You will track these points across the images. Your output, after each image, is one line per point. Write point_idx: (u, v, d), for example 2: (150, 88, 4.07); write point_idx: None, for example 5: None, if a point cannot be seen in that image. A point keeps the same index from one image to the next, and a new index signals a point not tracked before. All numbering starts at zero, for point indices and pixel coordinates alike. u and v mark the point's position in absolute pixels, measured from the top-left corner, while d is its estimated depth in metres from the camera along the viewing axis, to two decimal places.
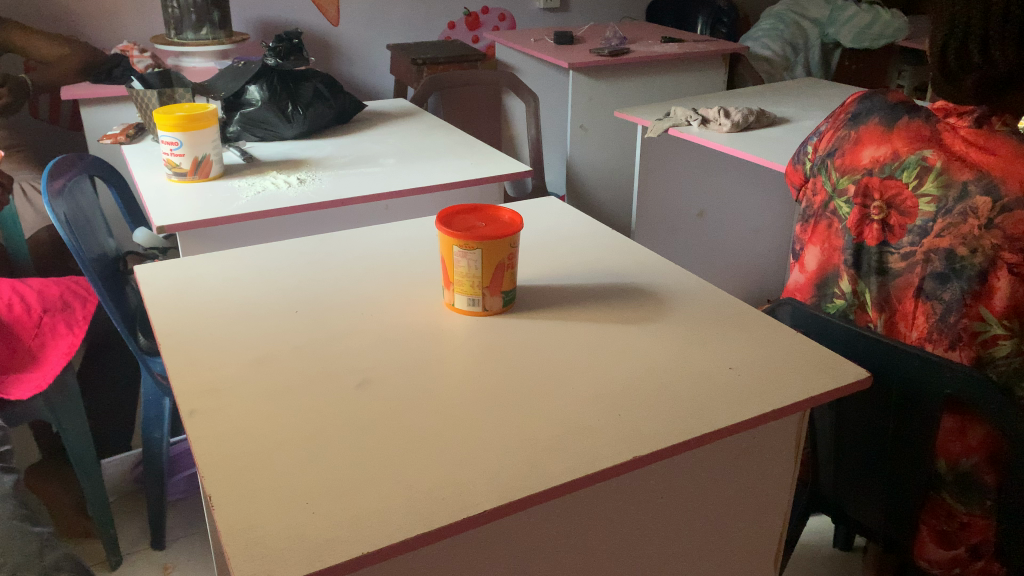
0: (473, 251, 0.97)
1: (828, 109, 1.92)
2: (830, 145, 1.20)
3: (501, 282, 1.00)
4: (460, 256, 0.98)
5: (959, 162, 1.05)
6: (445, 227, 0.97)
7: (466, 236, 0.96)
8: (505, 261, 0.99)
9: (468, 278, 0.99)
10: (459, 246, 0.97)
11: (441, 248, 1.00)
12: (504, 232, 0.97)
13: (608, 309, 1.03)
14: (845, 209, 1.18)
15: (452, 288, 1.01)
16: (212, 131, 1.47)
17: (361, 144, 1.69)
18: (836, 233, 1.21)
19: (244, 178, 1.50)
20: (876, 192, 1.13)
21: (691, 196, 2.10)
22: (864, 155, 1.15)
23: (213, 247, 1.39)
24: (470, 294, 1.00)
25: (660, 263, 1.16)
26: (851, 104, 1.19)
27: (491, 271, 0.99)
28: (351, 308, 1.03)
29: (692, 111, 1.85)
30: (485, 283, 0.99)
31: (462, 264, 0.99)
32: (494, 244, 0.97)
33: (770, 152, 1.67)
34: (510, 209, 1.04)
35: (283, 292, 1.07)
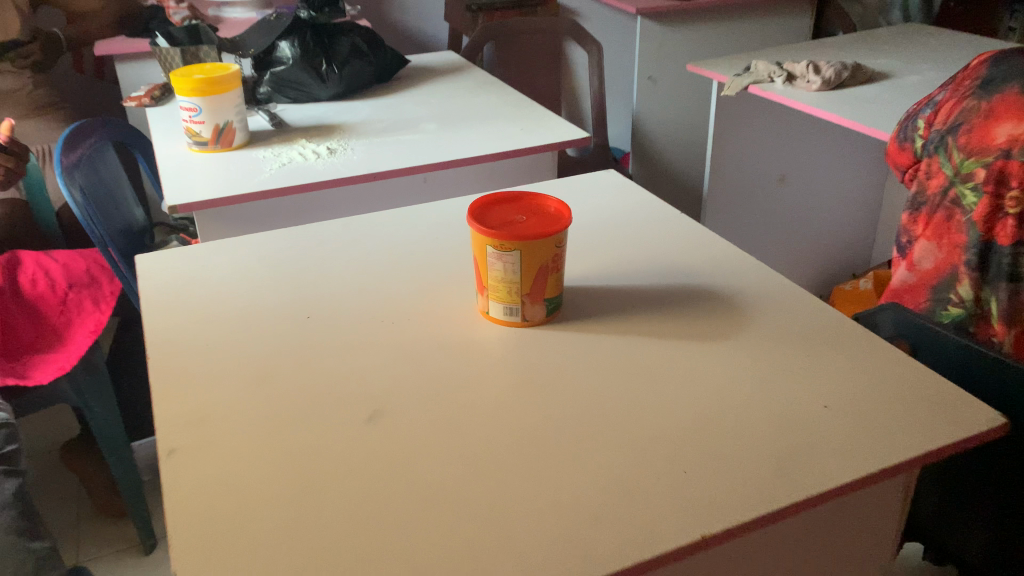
0: (509, 252, 0.81)
1: (936, 61, 1.67)
2: (952, 119, 0.98)
3: (545, 289, 0.84)
4: (494, 257, 0.83)
5: None
6: (477, 223, 0.82)
7: (501, 235, 0.80)
8: (548, 265, 0.83)
9: (505, 283, 0.83)
10: (493, 246, 0.82)
11: (474, 247, 0.84)
12: (546, 229, 0.81)
13: (673, 320, 0.86)
14: (971, 199, 0.97)
15: (485, 294, 0.86)
16: (235, 95, 1.33)
17: (402, 107, 1.54)
18: (957, 227, 1.00)
19: (270, 147, 1.36)
20: (1014, 179, 0.92)
21: (771, 162, 1.88)
22: (999, 133, 0.92)
23: (235, 231, 1.25)
24: (506, 302, 0.85)
25: (739, 258, 0.98)
26: (979, 68, 0.96)
27: (531, 276, 0.83)
28: (371, 314, 0.88)
29: (776, 66, 1.63)
30: (526, 288, 0.83)
31: (497, 267, 0.83)
32: (536, 245, 0.81)
33: (867, 114, 1.44)
34: (560, 201, 0.87)
35: (296, 290, 0.93)
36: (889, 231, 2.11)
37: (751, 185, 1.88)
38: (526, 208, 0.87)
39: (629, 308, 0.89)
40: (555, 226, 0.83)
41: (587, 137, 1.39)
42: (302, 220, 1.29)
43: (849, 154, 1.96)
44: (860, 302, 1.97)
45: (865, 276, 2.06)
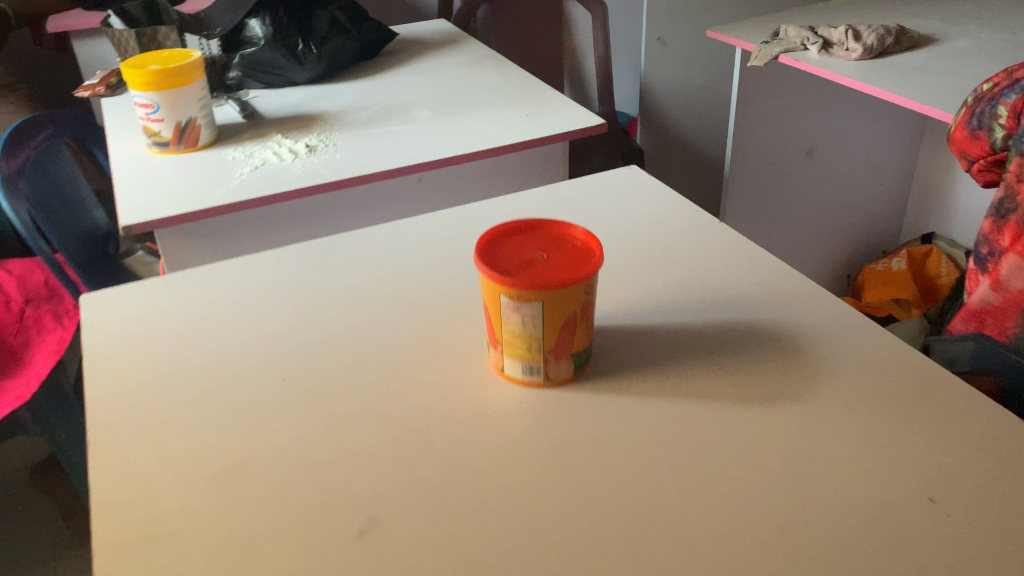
0: (529, 303, 0.66)
1: (986, 21, 1.49)
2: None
3: (573, 342, 0.69)
4: (509, 309, 0.67)
5: None
6: (488, 267, 0.67)
7: (520, 283, 0.65)
8: (576, 315, 0.68)
9: (524, 338, 0.68)
10: (508, 296, 0.66)
11: (484, 294, 0.69)
12: (575, 274, 0.65)
13: (727, 375, 0.71)
14: None
15: (500, 349, 0.71)
16: (197, 87, 1.15)
17: (391, 90, 1.36)
18: None
19: (241, 146, 1.19)
20: None
21: (798, 134, 1.71)
22: None
23: (205, 248, 1.09)
24: (526, 360, 0.70)
25: (794, 284, 0.82)
26: None
27: (556, 329, 0.68)
28: (361, 373, 0.73)
29: (809, 32, 1.45)
30: (550, 343, 0.68)
31: (513, 321, 0.68)
32: (561, 293, 0.66)
33: (918, 87, 1.27)
34: (585, 230, 0.72)
35: (270, 343, 0.78)
36: (921, 204, 1.95)
37: (776, 161, 1.72)
38: (543, 242, 0.71)
39: (673, 359, 0.74)
40: (582, 267, 0.67)
41: (602, 123, 1.22)
42: (281, 232, 1.13)
43: (881, 122, 1.79)
44: (893, 286, 1.84)
45: (896, 254, 1.91)
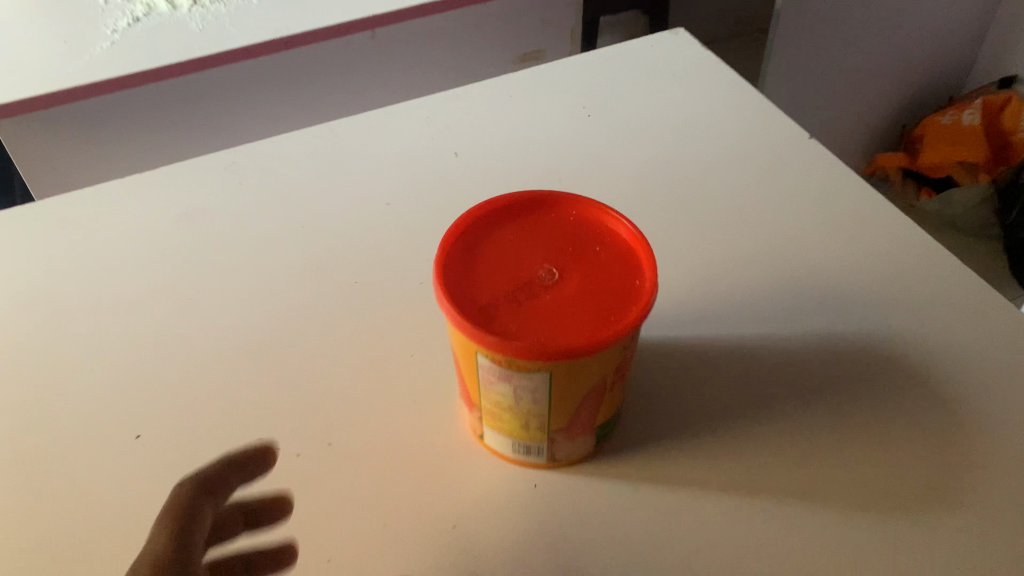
0: (530, 374, 0.38)
1: None
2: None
3: (598, 415, 0.43)
4: (492, 373, 0.40)
5: None
6: (457, 309, 0.38)
7: (513, 350, 0.37)
8: (605, 382, 0.41)
9: (518, 413, 0.41)
10: (488, 359, 0.39)
11: (450, 337, 0.41)
12: (611, 333, 0.37)
13: (837, 452, 0.45)
14: None
15: (477, 415, 0.44)
16: None
17: None
18: None
19: None
20: None
21: None
22: None
23: (70, 145, 0.77)
24: (520, 439, 0.43)
25: (931, 272, 0.54)
26: None
27: (573, 403, 0.41)
28: (257, 434, 0.47)
29: None
30: (562, 420, 0.42)
31: (500, 390, 0.40)
32: (586, 361, 0.38)
33: None
34: (624, 226, 0.43)
35: (127, 365, 0.51)
36: (1001, 37, 1.59)
37: None
38: (552, 242, 0.42)
39: (748, 415, 0.47)
40: (621, 309, 0.39)
41: None
42: (181, 118, 0.81)
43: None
44: (961, 144, 1.53)
45: (965, 104, 1.58)
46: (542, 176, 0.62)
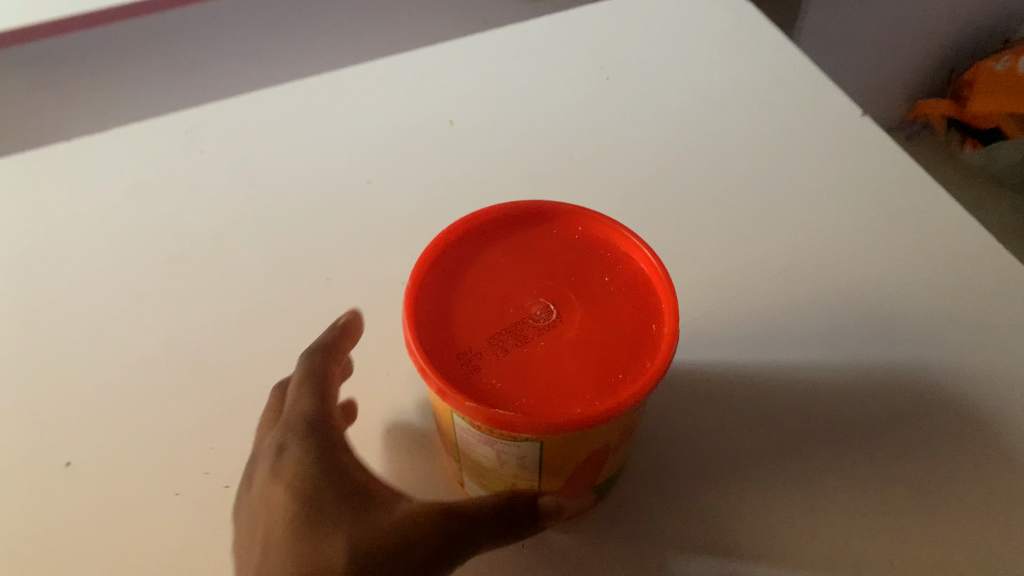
0: (518, 441, 0.31)
1: None
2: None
3: (603, 470, 0.36)
4: (472, 437, 0.32)
5: None
6: (426, 364, 0.30)
7: (494, 420, 0.29)
8: (612, 440, 0.33)
9: (506, 474, 0.34)
10: (470, 426, 0.31)
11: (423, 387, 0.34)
12: (620, 398, 0.29)
13: (890, 506, 0.38)
14: None
15: (458, 465, 0.37)
16: None
17: None
18: None
19: None
20: None
21: None
22: None
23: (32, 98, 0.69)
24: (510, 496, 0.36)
25: (998, 290, 0.46)
26: None
27: (571, 464, 0.34)
28: (209, 468, 0.40)
29: None
30: (560, 479, 0.35)
31: (483, 452, 0.33)
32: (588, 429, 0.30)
33: None
34: (638, 246, 0.34)
35: (65, 377, 0.44)
36: None
37: None
38: (550, 268, 0.34)
39: (784, 459, 0.40)
40: (633, 361, 0.31)
41: None
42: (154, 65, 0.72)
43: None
44: (1009, 93, 1.30)
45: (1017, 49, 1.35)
46: (551, 164, 0.55)
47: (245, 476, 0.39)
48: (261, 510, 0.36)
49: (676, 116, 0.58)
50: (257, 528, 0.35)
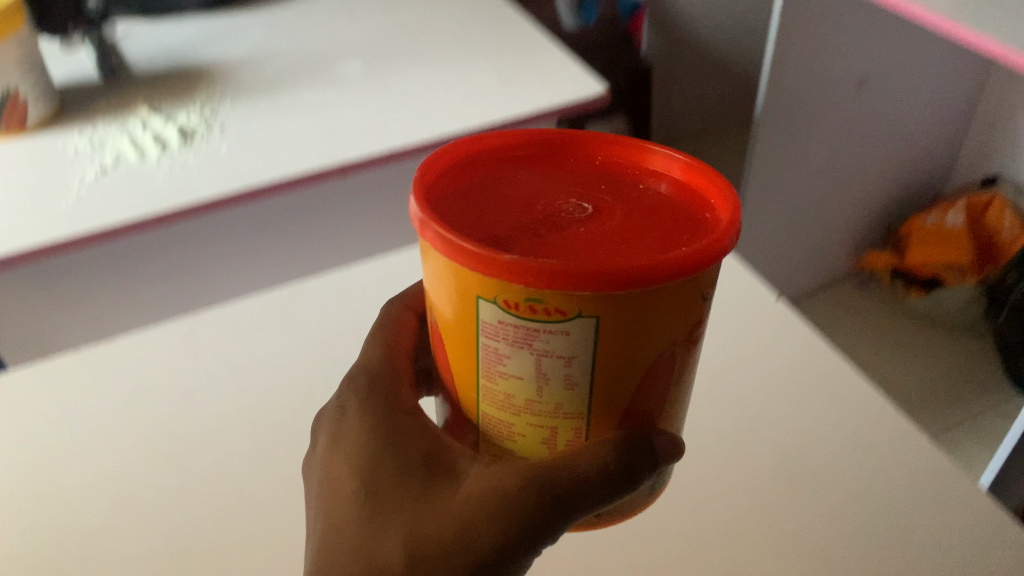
0: (567, 314, 0.31)
1: None
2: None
3: (647, 400, 0.36)
4: (510, 336, 0.33)
5: None
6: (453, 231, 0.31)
7: (534, 272, 0.29)
8: (660, 347, 0.34)
9: (538, 402, 0.34)
10: (507, 315, 0.32)
11: (444, 306, 0.35)
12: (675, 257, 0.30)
13: None
14: None
15: (478, 424, 0.38)
16: (17, 44, 0.79)
17: (315, 31, 1.01)
18: None
19: (86, 130, 0.84)
20: None
21: (847, 66, 1.32)
22: None
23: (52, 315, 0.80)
24: (546, 437, 0.36)
25: None
26: None
27: (619, 383, 0.34)
28: None
29: None
30: (599, 412, 0.35)
31: (511, 370, 0.34)
32: (643, 292, 0.31)
33: None
34: (662, 155, 0.37)
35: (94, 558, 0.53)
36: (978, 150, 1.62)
37: (819, 102, 1.35)
38: (580, 185, 0.37)
39: None
40: (680, 240, 0.33)
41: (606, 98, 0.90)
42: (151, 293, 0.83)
43: (942, 61, 1.46)
44: (948, 246, 1.53)
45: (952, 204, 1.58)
46: None
47: (319, 441, 0.45)
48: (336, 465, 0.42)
49: None
50: (326, 480, 0.42)
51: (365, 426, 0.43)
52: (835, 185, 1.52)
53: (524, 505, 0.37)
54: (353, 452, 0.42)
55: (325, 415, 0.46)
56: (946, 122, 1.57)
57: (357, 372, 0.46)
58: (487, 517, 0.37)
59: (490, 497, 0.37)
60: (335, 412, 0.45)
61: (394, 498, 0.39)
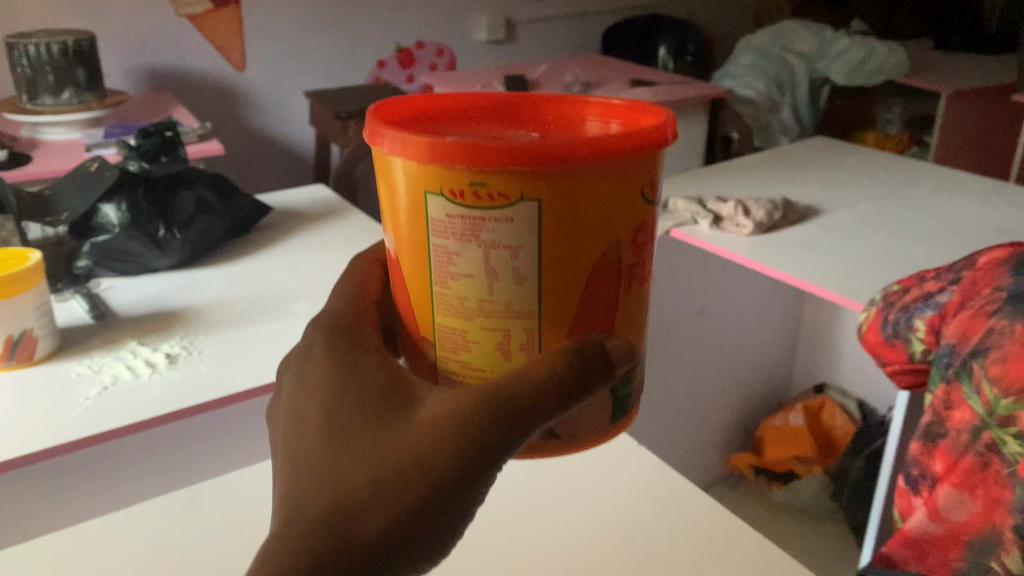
0: (508, 202, 0.41)
1: (862, 191, 1.56)
2: (976, 340, 0.86)
3: (584, 307, 0.46)
4: (463, 232, 0.42)
5: (1003, 376, 0.81)
6: (414, 135, 0.42)
7: (480, 154, 0.40)
8: (594, 249, 0.44)
9: (489, 298, 0.44)
10: (459, 206, 0.42)
11: (406, 225, 0.45)
12: (587, 146, 0.41)
13: None
14: (976, 404, 0.84)
15: (435, 341, 0.47)
16: (35, 295, 1.00)
17: (265, 275, 1.25)
18: (998, 479, 0.81)
19: (86, 359, 1.02)
20: (957, 405, 0.87)
21: (689, 296, 1.67)
22: (976, 332, 0.86)
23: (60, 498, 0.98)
24: (499, 342, 0.45)
25: (681, 531, 0.82)
26: (994, 276, 0.88)
27: (560, 278, 0.44)
28: None
29: (699, 206, 1.44)
30: (543, 315, 0.45)
31: (462, 269, 0.44)
32: (567, 171, 0.41)
33: (811, 268, 1.26)
34: (602, 103, 0.48)
35: None
36: (809, 360, 1.98)
37: (671, 324, 1.67)
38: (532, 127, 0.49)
39: None
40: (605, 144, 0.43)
41: None
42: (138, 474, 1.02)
43: (764, 295, 1.83)
44: (793, 442, 1.85)
45: (793, 407, 1.92)
46: None
47: (299, 381, 0.53)
48: (317, 400, 0.51)
49: (520, 481, 0.89)
50: (308, 417, 0.51)
51: (345, 372, 0.51)
52: (694, 394, 1.82)
53: (472, 423, 0.46)
54: (336, 391, 0.51)
55: (308, 354, 0.54)
56: (778, 336, 1.93)
57: (324, 323, 0.55)
58: (440, 438, 0.47)
59: (445, 419, 0.47)
60: (310, 357, 0.54)
61: (359, 424, 0.49)
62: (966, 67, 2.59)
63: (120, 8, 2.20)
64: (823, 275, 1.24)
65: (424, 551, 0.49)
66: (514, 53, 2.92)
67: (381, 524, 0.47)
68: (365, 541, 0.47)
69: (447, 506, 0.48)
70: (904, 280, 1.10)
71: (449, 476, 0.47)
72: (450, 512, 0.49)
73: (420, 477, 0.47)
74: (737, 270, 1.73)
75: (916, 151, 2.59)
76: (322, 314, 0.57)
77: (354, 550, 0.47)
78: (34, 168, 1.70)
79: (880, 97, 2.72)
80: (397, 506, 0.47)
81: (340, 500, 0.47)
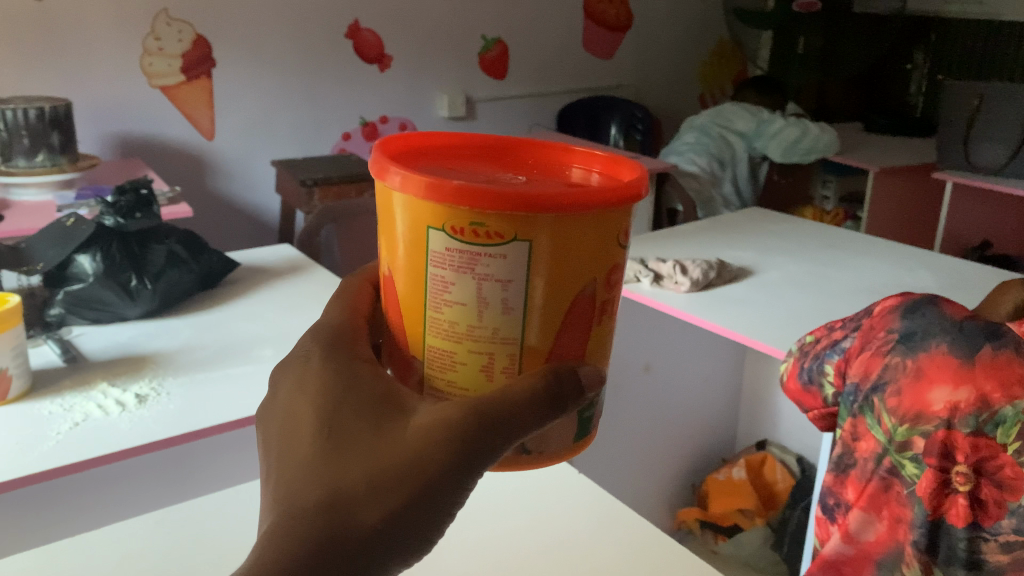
0: (504, 238, 0.45)
1: (791, 255, 1.69)
2: (875, 376, 0.92)
3: (561, 334, 0.50)
4: (458, 263, 0.47)
5: (899, 406, 0.88)
6: (418, 174, 0.47)
7: (478, 198, 0.45)
8: (575, 286, 0.48)
9: (478, 325, 0.48)
10: (456, 240, 0.46)
11: (405, 253, 0.49)
12: (574, 196, 0.46)
13: None
14: (880, 434, 0.92)
15: (424, 360, 0.51)
16: (11, 336, 1.05)
17: (232, 324, 1.31)
18: (898, 498, 0.90)
19: (59, 398, 1.08)
20: (863, 436, 0.94)
21: (635, 353, 1.77)
22: (875, 368, 0.93)
23: None
24: (484, 364, 0.49)
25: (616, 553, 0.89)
26: (890, 317, 0.94)
27: (543, 308, 0.48)
28: None
29: (641, 265, 1.55)
30: (525, 342, 0.49)
31: (456, 297, 0.47)
32: (555, 217, 0.46)
33: (740, 321, 1.37)
34: (585, 154, 0.54)
35: None
36: (751, 417, 2.07)
37: (617, 379, 1.76)
38: None
39: None
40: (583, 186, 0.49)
41: None
42: None
43: (707, 354, 1.93)
44: (735, 495, 1.93)
45: (735, 462, 2.01)
46: None
47: (297, 385, 0.56)
48: (313, 403, 0.53)
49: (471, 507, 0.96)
50: (303, 419, 0.53)
51: (339, 378, 0.54)
52: (643, 449, 1.90)
53: (463, 430, 0.48)
54: (330, 397, 0.53)
55: (308, 360, 0.57)
56: (722, 393, 2.03)
57: (322, 331, 0.58)
58: (432, 443, 0.49)
59: (437, 426, 0.49)
60: (307, 363, 0.56)
61: (356, 428, 0.51)
62: (892, 148, 2.80)
63: (95, 79, 2.30)
64: (752, 328, 1.35)
65: (408, 550, 0.51)
66: (473, 128, 3.07)
67: (372, 523, 0.49)
68: (358, 535, 0.49)
69: (435, 509, 0.50)
70: (816, 329, 1.20)
71: (439, 478, 0.49)
72: (437, 515, 0.51)
73: (412, 482, 0.49)
74: (680, 330, 1.84)
75: (851, 225, 2.76)
76: (322, 325, 0.59)
77: (344, 543, 0.49)
78: (7, 226, 1.76)
79: (814, 172, 2.91)
80: (388, 504, 0.49)
81: (332, 497, 0.49)
